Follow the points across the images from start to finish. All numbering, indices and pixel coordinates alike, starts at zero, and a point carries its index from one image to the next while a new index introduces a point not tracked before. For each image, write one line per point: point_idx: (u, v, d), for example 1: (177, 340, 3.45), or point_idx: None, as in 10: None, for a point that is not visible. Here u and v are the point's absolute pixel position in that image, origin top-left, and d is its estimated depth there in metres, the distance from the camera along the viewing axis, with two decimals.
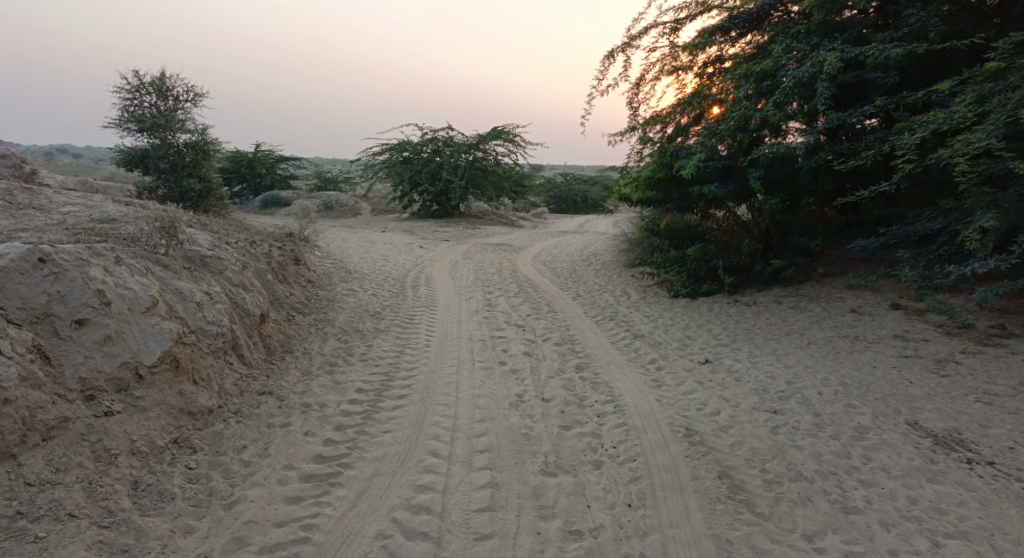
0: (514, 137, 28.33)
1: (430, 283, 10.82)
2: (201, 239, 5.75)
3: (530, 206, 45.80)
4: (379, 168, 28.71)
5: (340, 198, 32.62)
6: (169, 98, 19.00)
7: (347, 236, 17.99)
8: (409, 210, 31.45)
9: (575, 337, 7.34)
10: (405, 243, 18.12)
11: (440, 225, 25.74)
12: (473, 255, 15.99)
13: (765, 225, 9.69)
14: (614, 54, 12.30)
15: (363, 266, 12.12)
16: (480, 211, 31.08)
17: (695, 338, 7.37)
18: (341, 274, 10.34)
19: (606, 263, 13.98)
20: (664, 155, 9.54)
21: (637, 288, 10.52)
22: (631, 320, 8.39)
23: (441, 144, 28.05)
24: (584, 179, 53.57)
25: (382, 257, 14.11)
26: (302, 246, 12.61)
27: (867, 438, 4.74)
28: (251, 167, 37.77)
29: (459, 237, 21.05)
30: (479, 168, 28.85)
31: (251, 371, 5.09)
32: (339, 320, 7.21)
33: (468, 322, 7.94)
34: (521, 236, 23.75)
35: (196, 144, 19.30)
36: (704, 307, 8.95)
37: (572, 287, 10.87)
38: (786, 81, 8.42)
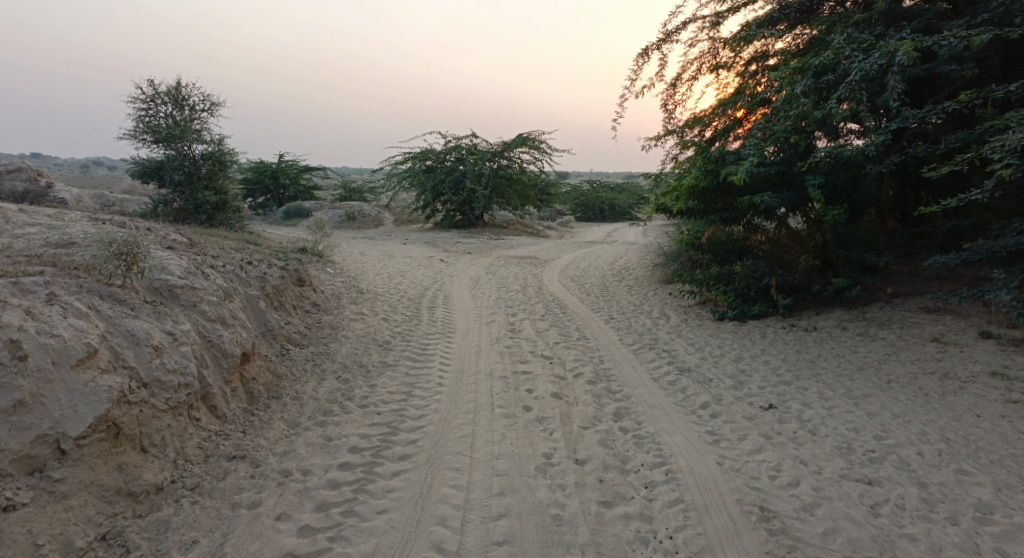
0: (540, 144, 27.45)
1: (448, 303, 9.92)
2: (173, 265, 4.94)
3: (557, 214, 44.84)
4: (402, 177, 28.06)
5: (363, 207, 32.05)
6: (185, 108, 18.53)
7: (365, 249, 17.24)
8: (433, 220, 30.75)
9: (611, 373, 6.35)
10: (426, 255, 17.31)
11: (464, 235, 24.94)
12: (497, 269, 15.08)
13: (822, 238, 8.62)
14: (650, 52, 11.36)
15: (378, 283, 11.30)
16: (505, 221, 30.24)
17: (750, 374, 6.35)
18: (351, 294, 9.49)
19: (640, 278, 12.96)
20: (708, 162, 8.54)
21: (677, 309, 9.50)
22: (672, 348, 7.39)
23: (465, 152, 27.31)
24: (611, 186, 52.51)
25: (400, 274, 13.28)
26: (314, 262, 11.82)
27: (994, 521, 3.70)
28: (274, 177, 37.46)
29: (482, 249, 20.18)
30: (504, 177, 27.99)
31: (223, 428, 4.24)
32: (340, 353, 6.34)
33: (488, 353, 6.99)
34: (547, 247, 22.82)
35: (212, 155, 18.79)
36: (755, 333, 7.91)
37: (604, 308, 9.88)
38: (852, 75, 7.38)
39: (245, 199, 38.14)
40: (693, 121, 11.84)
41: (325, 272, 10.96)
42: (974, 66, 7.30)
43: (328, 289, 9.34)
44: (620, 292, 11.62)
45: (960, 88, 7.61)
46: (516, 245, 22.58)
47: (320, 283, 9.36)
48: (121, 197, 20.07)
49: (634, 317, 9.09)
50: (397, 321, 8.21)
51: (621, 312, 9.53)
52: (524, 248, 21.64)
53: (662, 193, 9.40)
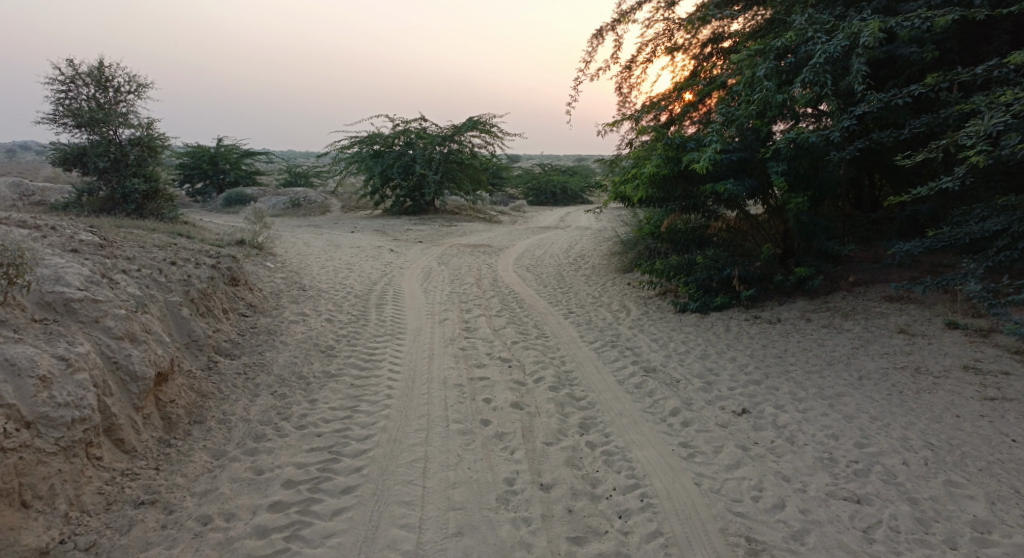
0: (491, 128, 26.85)
1: (398, 299, 9.36)
2: (72, 272, 4.27)
3: (509, 199, 44.36)
4: (348, 162, 27.06)
5: (309, 194, 30.90)
6: (109, 90, 17.30)
7: (310, 240, 16.44)
8: (382, 206, 29.86)
9: (574, 376, 5.95)
10: (375, 245, 16.60)
11: (414, 222, 24.23)
12: (449, 259, 14.54)
13: (783, 226, 8.36)
14: (604, 33, 10.96)
15: (322, 278, 10.64)
16: (457, 206, 29.59)
17: (718, 373, 6.04)
18: (293, 292, 8.83)
19: (597, 267, 12.62)
20: (669, 148, 8.16)
21: (637, 301, 9.17)
22: (636, 345, 7.03)
23: (414, 136, 26.47)
24: (563, 169, 52.24)
25: (347, 266, 12.61)
26: (252, 257, 11.06)
27: (992, 542, 3.43)
28: (213, 163, 35.80)
29: (434, 237, 19.55)
30: (455, 162, 27.30)
31: (132, 465, 3.66)
32: (277, 362, 5.74)
33: (441, 357, 6.48)
34: (500, 233, 22.34)
35: (141, 141, 17.61)
36: (719, 325, 7.61)
37: (563, 301, 9.48)
38: (815, 57, 7.11)
39: (182, 186, 36.38)
40: (648, 105, 11.50)
41: (263, 268, 10.23)
42: (933, 49, 7.11)
43: (266, 288, 8.65)
44: (578, 282, 11.24)
45: (920, 70, 7.43)
46: (469, 232, 22.03)
47: (257, 282, 8.67)
48: (43, 187, 18.71)
49: (593, 311, 8.70)
50: (342, 322, 7.62)
51: (580, 305, 9.15)
52: (477, 235, 21.11)
53: (620, 181, 9.00)
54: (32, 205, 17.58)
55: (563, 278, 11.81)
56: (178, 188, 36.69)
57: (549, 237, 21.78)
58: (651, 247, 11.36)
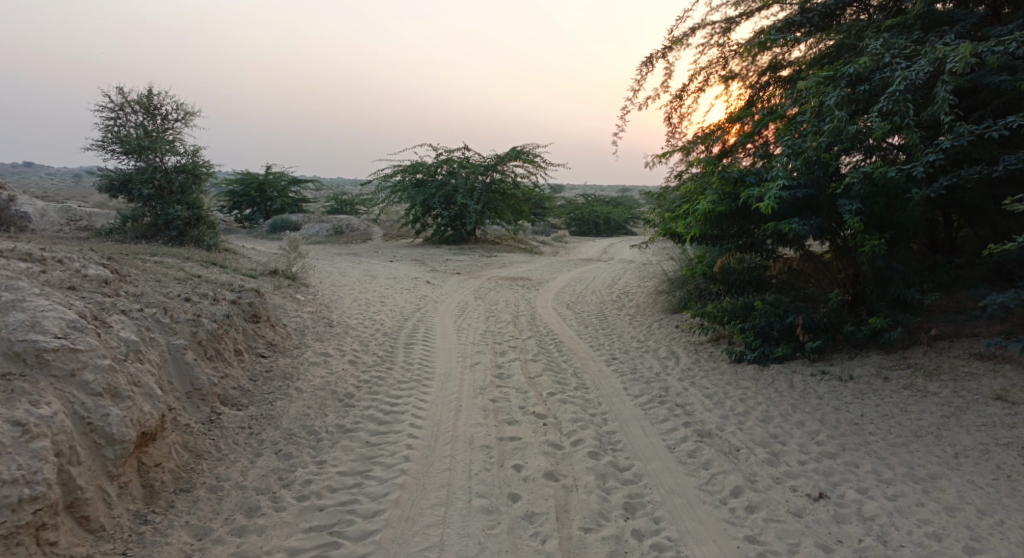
0: (535, 158, 26.47)
1: (429, 338, 8.80)
2: (55, 317, 3.85)
3: (552, 229, 43.85)
4: (391, 191, 26.98)
5: (351, 221, 30.98)
6: (157, 118, 17.55)
7: (347, 270, 16.14)
8: (423, 235, 29.67)
9: (618, 441, 5.23)
10: (412, 277, 16.20)
11: (454, 252, 23.87)
12: (486, 293, 13.98)
13: (854, 268, 7.52)
14: (655, 61, 10.42)
15: (353, 312, 10.20)
16: (498, 237, 29.19)
17: (785, 442, 5.26)
18: (318, 329, 8.34)
19: (642, 306, 11.87)
20: (726, 182, 7.46)
21: (687, 348, 8.40)
22: (687, 401, 6.28)
23: (456, 166, 26.22)
24: (607, 200, 51.59)
25: (379, 299, 12.17)
26: (282, 289, 10.71)
27: None
28: (261, 190, 36.36)
29: (472, 269, 19.08)
30: (497, 191, 26.98)
31: (94, 550, 3.21)
32: (289, 413, 5.20)
33: (468, 410, 5.81)
34: (541, 266, 21.75)
35: (186, 169, 17.73)
36: (781, 381, 6.81)
37: (605, 344, 8.76)
38: (895, 85, 6.42)
39: (231, 212, 37.04)
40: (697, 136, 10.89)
41: (291, 301, 9.82)
42: None
43: (290, 325, 8.20)
44: (622, 323, 10.51)
45: (1013, 98, 6.60)
46: (509, 263, 21.51)
47: (280, 318, 8.23)
48: (91, 212, 19.02)
49: (639, 359, 7.97)
50: (365, 365, 7.06)
51: (625, 350, 8.42)
52: (517, 267, 20.57)
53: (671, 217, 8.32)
54: (79, 230, 17.82)
55: (605, 318, 11.10)
56: (226, 214, 37.37)
57: (592, 271, 21.07)
58: (702, 286, 10.58)
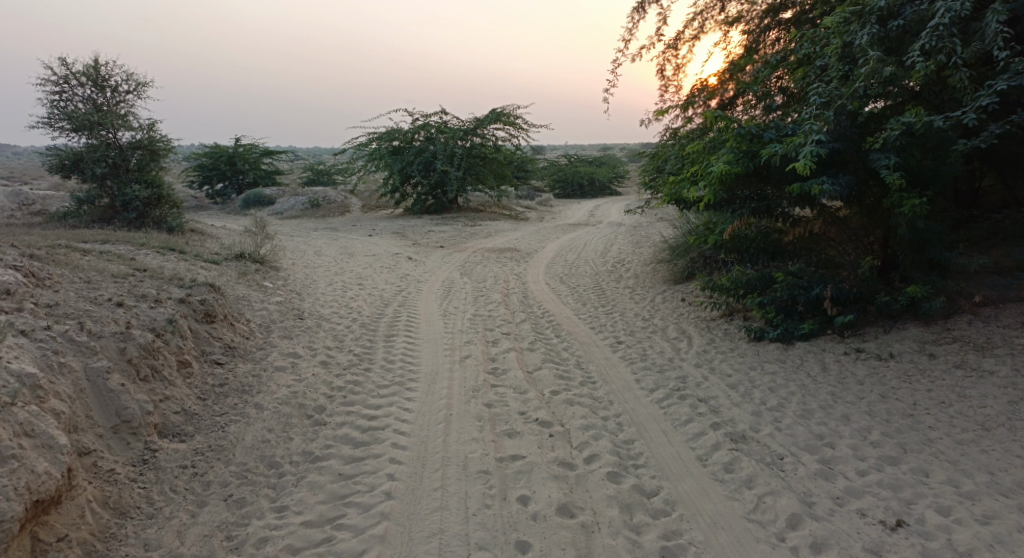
0: (515, 120, 25.30)
1: (411, 327, 7.91)
2: None
3: (535, 193, 42.75)
4: (366, 160, 25.73)
5: (327, 193, 29.71)
6: (107, 90, 16.20)
7: (323, 249, 15.11)
8: (403, 205, 28.56)
9: (638, 453, 4.44)
10: (392, 252, 15.21)
11: (436, 222, 22.84)
12: (473, 267, 13.09)
13: (885, 232, 6.70)
14: (646, 6, 9.45)
15: (327, 299, 9.26)
16: (480, 204, 28.15)
17: (834, 446, 4.50)
18: (286, 324, 7.43)
19: (642, 277, 11.02)
20: (743, 141, 6.55)
21: (698, 326, 7.60)
22: (711, 394, 5.48)
23: (434, 131, 24.94)
24: (590, 160, 50.45)
25: (356, 281, 11.22)
26: (248, 276, 9.75)
27: None
28: (231, 163, 34.80)
29: (456, 240, 18.11)
30: (478, 156, 25.82)
31: None
32: (246, 440, 4.33)
33: (460, 421, 4.97)
34: (528, 233, 20.84)
35: (142, 144, 16.45)
36: (812, 364, 6.03)
37: (607, 324, 7.94)
38: (937, 17, 5.51)
39: (201, 187, 35.53)
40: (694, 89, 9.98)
41: (256, 289, 8.88)
42: None
43: (254, 320, 7.28)
44: (622, 297, 9.68)
45: None
46: (494, 232, 20.57)
47: (242, 314, 7.30)
48: (44, 194, 17.70)
49: (648, 341, 7.16)
50: (339, 365, 6.17)
51: (630, 331, 7.61)
52: (503, 235, 19.65)
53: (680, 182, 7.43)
54: (32, 215, 16.59)
55: (603, 291, 10.26)
56: (197, 190, 35.87)
57: (581, 236, 20.16)
58: (708, 253, 9.73)
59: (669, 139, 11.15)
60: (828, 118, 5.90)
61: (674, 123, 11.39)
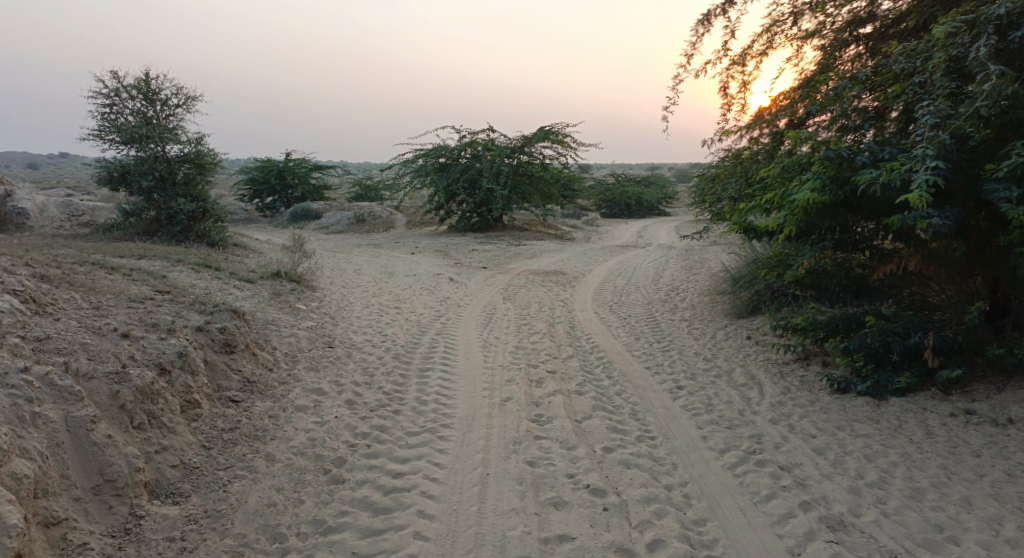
0: (564, 138, 24.71)
1: (448, 360, 7.28)
2: None
3: (581, 212, 42.01)
4: (412, 176, 25.46)
5: (373, 209, 29.62)
6: (158, 104, 16.26)
7: (364, 267, 14.70)
8: (447, 222, 28.22)
9: (712, 540, 3.68)
10: (434, 272, 14.68)
11: (480, 241, 22.34)
12: (516, 291, 12.46)
13: (997, 272, 5.78)
14: (709, 20, 8.85)
15: (361, 324, 8.73)
16: (525, 223, 27.57)
17: (957, 544, 3.66)
18: (314, 353, 6.89)
19: (699, 308, 10.18)
20: (831, 164, 5.70)
21: (769, 371, 6.77)
22: (794, 461, 4.67)
23: (480, 148, 24.46)
24: (638, 180, 49.47)
25: (394, 303, 10.69)
26: (281, 298, 9.30)
27: None
28: (281, 177, 35.13)
29: (500, 261, 17.52)
30: (524, 174, 25.28)
31: None
32: (251, 503, 3.73)
33: (499, 483, 4.29)
34: (574, 254, 20.13)
35: (189, 158, 16.37)
36: (913, 428, 5.15)
37: (664, 364, 7.15)
38: None
39: (251, 200, 35.99)
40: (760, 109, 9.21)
41: (288, 313, 8.40)
42: None
43: (280, 350, 6.76)
44: (679, 331, 8.87)
45: None
46: (539, 253, 19.93)
47: (266, 342, 6.78)
48: (94, 206, 17.84)
49: (713, 388, 6.36)
50: (366, 406, 5.57)
51: (691, 374, 6.82)
52: (549, 257, 18.98)
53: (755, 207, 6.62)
54: (81, 226, 16.67)
55: (658, 323, 9.46)
56: (246, 202, 36.31)
57: (630, 260, 19.33)
58: (776, 285, 8.86)
59: (733, 162, 10.36)
60: (942, 141, 5.03)
61: (737, 144, 10.61)
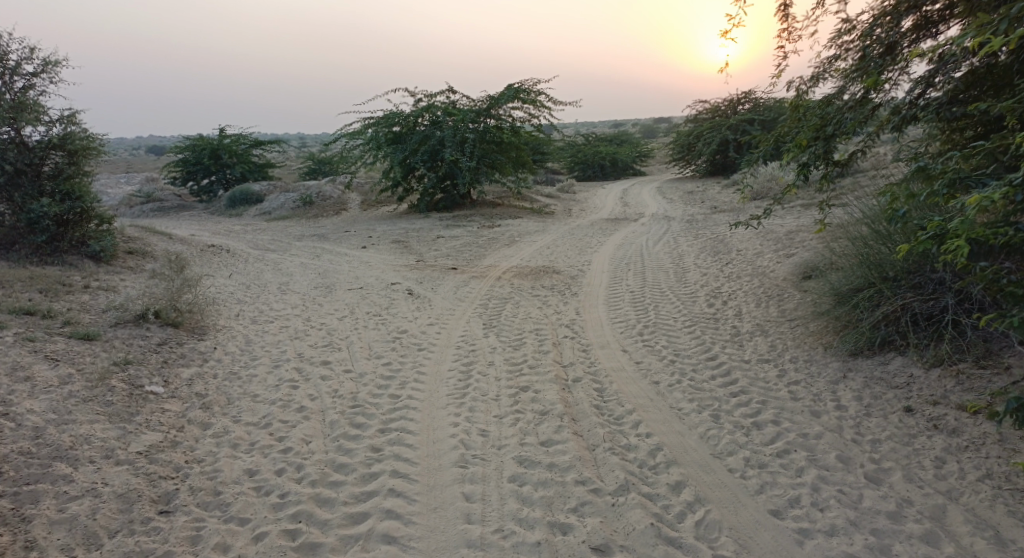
0: (537, 96, 21.02)
1: (397, 515, 3.89)
2: None
3: (553, 178, 38.48)
4: (361, 150, 21.48)
5: (321, 188, 25.61)
6: (9, 72, 12.03)
7: (292, 281, 11.03)
8: (407, 200, 24.45)
9: None
10: (387, 281, 11.10)
11: (446, 224, 18.77)
12: (500, 310, 9.01)
13: None
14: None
15: (255, 417, 5.24)
16: (496, 197, 24.01)
17: None
18: (126, 545, 3.53)
19: (775, 336, 6.88)
20: None
21: (1016, 518, 3.56)
22: None
23: (440, 113, 20.65)
24: (611, 138, 46.00)
25: (325, 350, 7.21)
26: (126, 375, 5.74)
27: None
28: (216, 157, 30.54)
29: (474, 255, 13.98)
30: (493, 141, 21.56)
31: None
32: None
33: None
34: (560, 237, 16.73)
35: (57, 143, 12.13)
36: None
37: (801, 497, 3.86)
38: None
39: (184, 184, 31.36)
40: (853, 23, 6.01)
41: (117, 417, 4.87)
42: None
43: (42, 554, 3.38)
44: (773, 387, 5.57)
45: None
46: (518, 237, 16.45)
47: (3, 542, 3.39)
48: None
49: None
50: None
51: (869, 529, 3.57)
52: (530, 243, 15.56)
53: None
54: None
55: (726, 367, 6.15)
56: (178, 187, 31.62)
57: (629, 240, 15.96)
58: (921, 305, 5.60)
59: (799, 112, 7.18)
60: None
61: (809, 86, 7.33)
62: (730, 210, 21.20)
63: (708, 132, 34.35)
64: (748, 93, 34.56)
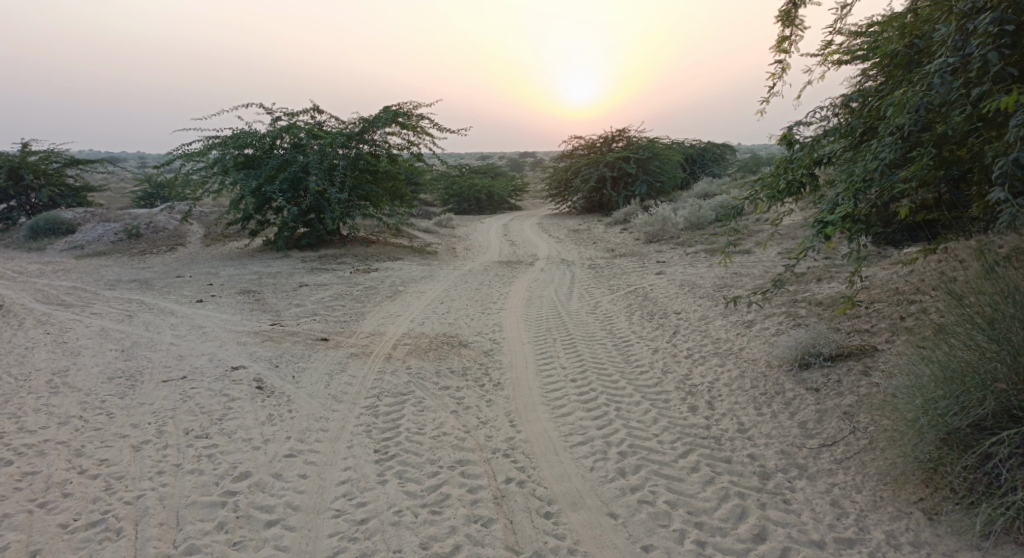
0: (418, 121, 18.27)
1: None
2: None
3: (428, 212, 35.79)
4: (203, 174, 17.53)
5: (152, 219, 21.05)
6: None
7: (75, 369, 7.40)
8: (262, 234, 20.63)
9: None
10: (224, 363, 7.76)
11: (312, 267, 15.47)
12: (397, 420, 6.13)
13: None
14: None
15: None
16: (370, 234, 20.87)
17: None
18: None
19: (825, 479, 4.65)
20: None
21: None
22: None
23: (304, 135, 17.32)
24: (486, 170, 44.19)
25: (89, 541, 4.28)
26: None
27: None
28: (13, 178, 24.70)
29: (348, 314, 10.86)
30: (366, 170, 18.48)
31: None
32: None
33: None
34: (453, 286, 14.01)
35: None
36: None
37: None
38: None
39: None
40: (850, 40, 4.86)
41: None
42: None
43: None
44: None
45: None
46: (401, 287, 13.52)
47: None
48: None
49: None
50: None
51: None
52: (418, 295, 12.67)
53: None
54: None
55: None
56: None
57: (535, 291, 13.57)
58: None
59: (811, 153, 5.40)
60: None
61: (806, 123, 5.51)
62: (627, 253, 19.62)
63: (585, 168, 33.30)
64: (623, 131, 33.98)
